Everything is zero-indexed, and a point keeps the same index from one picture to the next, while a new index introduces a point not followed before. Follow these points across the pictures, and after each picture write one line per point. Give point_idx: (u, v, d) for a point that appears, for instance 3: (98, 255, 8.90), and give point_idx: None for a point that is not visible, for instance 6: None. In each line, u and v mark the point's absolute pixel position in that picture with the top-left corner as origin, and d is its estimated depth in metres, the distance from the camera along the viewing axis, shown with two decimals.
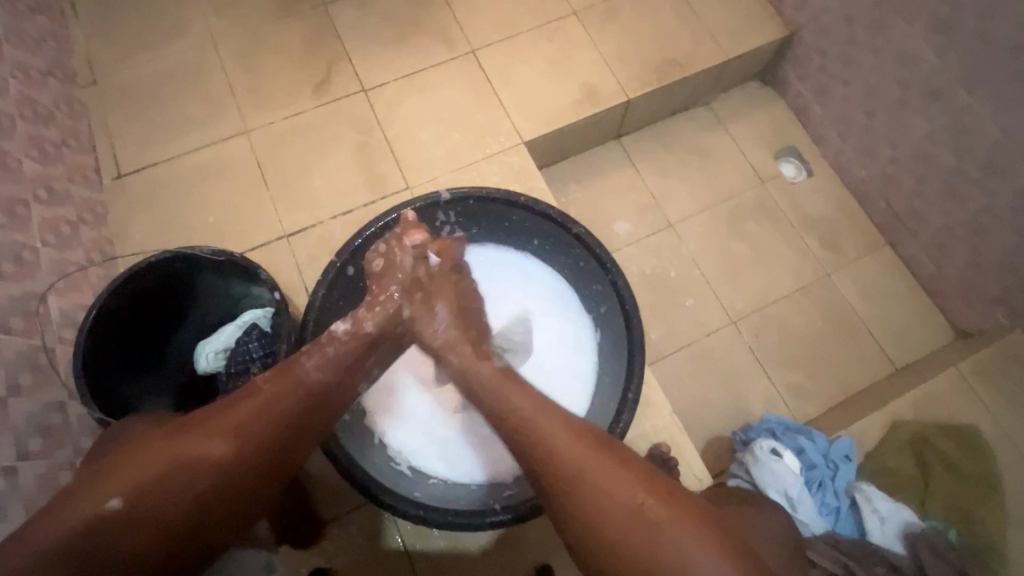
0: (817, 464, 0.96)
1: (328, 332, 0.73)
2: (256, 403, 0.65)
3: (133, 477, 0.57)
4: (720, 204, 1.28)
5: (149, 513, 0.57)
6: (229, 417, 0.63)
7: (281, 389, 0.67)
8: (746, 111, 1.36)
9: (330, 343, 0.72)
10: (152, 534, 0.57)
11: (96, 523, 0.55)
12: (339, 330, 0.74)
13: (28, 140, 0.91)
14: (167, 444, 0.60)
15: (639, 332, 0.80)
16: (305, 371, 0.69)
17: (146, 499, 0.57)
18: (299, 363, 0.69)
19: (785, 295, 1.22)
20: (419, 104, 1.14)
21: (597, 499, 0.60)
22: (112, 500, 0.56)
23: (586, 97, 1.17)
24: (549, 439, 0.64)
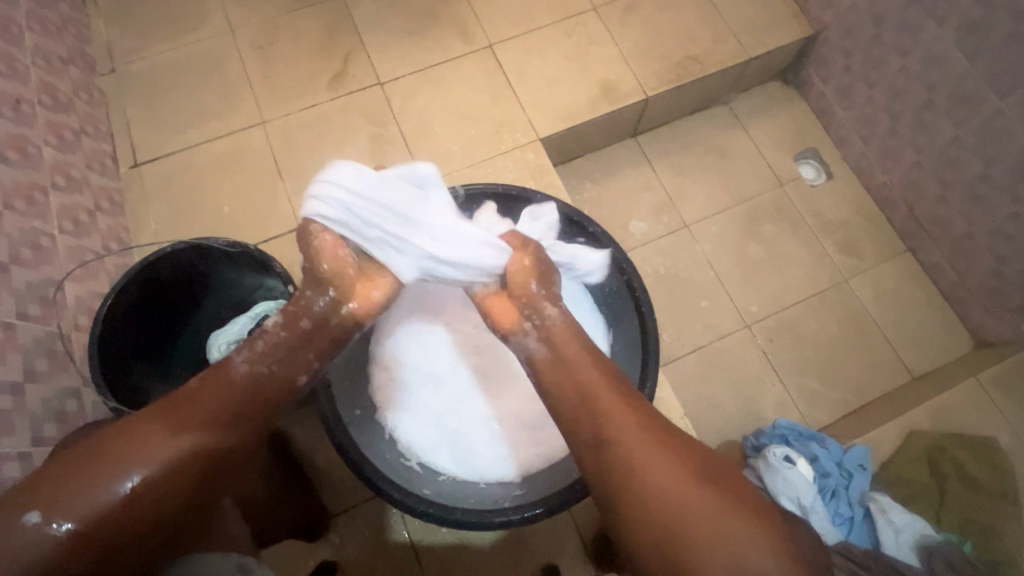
0: (831, 472, 0.95)
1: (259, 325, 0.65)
2: (186, 403, 0.59)
3: (53, 497, 0.51)
4: (736, 206, 1.26)
5: (76, 525, 0.51)
6: (159, 419, 0.57)
7: (214, 393, 0.60)
8: (766, 111, 1.34)
9: (262, 339, 0.64)
10: (81, 548, 0.52)
11: (14, 545, 0.49)
12: (269, 321, 0.66)
13: (48, 126, 0.92)
14: (94, 451, 0.54)
15: (654, 335, 0.79)
16: (233, 368, 0.62)
17: (73, 522, 0.51)
18: (229, 360, 0.63)
19: (801, 299, 1.20)
20: (434, 97, 1.13)
21: (711, 524, 0.54)
22: (30, 517, 0.50)
23: (604, 94, 1.16)
24: (646, 466, 0.57)
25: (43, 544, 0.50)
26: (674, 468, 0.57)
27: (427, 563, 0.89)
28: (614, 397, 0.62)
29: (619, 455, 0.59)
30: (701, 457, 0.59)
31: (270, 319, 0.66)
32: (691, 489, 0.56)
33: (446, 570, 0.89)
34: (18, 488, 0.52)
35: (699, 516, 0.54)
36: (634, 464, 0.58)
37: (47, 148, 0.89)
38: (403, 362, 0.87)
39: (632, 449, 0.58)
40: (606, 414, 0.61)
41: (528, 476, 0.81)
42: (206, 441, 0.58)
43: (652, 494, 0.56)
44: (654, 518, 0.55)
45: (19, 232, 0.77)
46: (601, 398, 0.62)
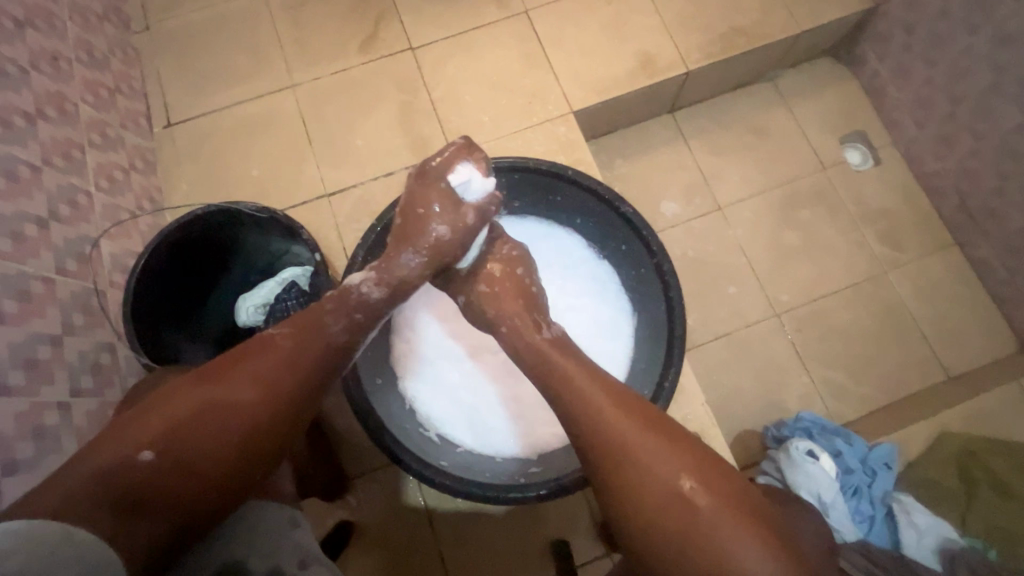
0: (854, 469, 0.92)
1: (357, 296, 0.66)
2: (280, 359, 0.60)
3: (160, 428, 0.53)
4: (773, 189, 1.21)
5: (187, 459, 0.53)
6: (253, 372, 0.59)
7: (305, 351, 0.62)
8: (812, 90, 1.27)
9: (361, 310, 0.66)
10: (191, 483, 0.53)
11: (126, 473, 0.51)
12: (357, 284, 0.67)
13: (84, 83, 0.92)
14: (197, 392, 0.56)
15: (681, 324, 0.77)
16: (332, 334, 0.64)
17: (176, 455, 0.53)
18: (325, 323, 0.64)
19: (836, 290, 1.15)
20: (465, 64, 1.10)
21: (717, 538, 0.52)
22: (145, 450, 0.52)
23: (642, 66, 1.11)
24: (648, 468, 0.56)
25: (147, 475, 0.52)
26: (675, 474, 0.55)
27: (439, 529, 0.91)
28: (602, 387, 0.61)
29: (616, 455, 0.57)
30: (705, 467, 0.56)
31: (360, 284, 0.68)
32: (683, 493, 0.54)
33: (459, 538, 0.91)
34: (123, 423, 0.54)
35: (702, 528, 0.53)
36: (631, 471, 0.56)
37: (84, 105, 0.90)
38: (419, 332, 0.88)
39: (633, 458, 0.56)
40: (597, 415, 0.59)
41: (543, 455, 0.81)
42: (298, 389, 0.60)
43: (646, 495, 0.55)
44: (648, 516, 0.55)
45: (57, 188, 0.78)
46: (593, 400, 0.60)
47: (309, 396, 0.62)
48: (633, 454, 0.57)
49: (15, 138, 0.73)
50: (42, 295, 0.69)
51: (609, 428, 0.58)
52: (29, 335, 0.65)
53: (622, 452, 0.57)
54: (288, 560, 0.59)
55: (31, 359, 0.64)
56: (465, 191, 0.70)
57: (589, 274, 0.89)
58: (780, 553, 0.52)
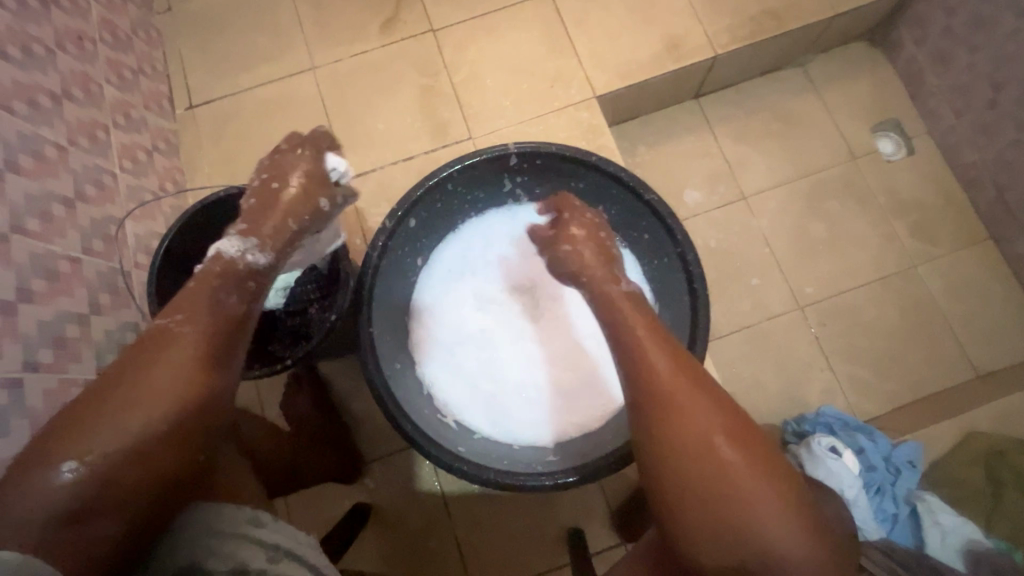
0: (877, 467, 0.90)
1: (246, 266, 0.59)
2: (184, 344, 0.53)
3: (80, 440, 0.47)
4: (800, 179, 1.18)
5: (121, 467, 0.49)
6: (164, 364, 0.52)
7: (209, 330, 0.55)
8: (844, 76, 1.22)
9: (254, 278, 0.60)
10: (129, 488, 0.49)
11: (50, 497, 0.45)
12: (234, 250, 0.60)
13: (108, 64, 0.93)
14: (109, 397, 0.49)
15: (705, 316, 0.75)
16: (224, 301, 0.57)
17: (103, 467, 0.48)
18: (216, 292, 0.57)
19: (862, 284, 1.12)
20: (487, 47, 1.08)
21: (745, 492, 0.53)
22: (65, 468, 0.46)
23: (668, 49, 1.08)
24: (688, 415, 0.56)
25: (75, 493, 0.46)
26: (713, 427, 0.55)
27: (455, 514, 0.91)
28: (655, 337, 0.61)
29: (657, 400, 0.57)
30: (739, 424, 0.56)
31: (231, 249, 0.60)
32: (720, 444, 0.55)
33: (474, 523, 0.91)
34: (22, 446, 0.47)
35: (733, 479, 0.53)
36: (670, 417, 0.56)
37: (108, 86, 0.91)
38: (433, 317, 0.88)
39: (673, 406, 0.57)
40: (646, 359, 0.60)
41: (560, 444, 0.81)
42: (218, 374, 0.55)
43: (682, 441, 0.55)
44: (681, 461, 0.55)
45: (83, 168, 0.79)
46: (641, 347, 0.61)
47: (230, 379, 0.57)
48: (675, 400, 0.57)
49: (42, 118, 0.74)
50: (69, 274, 0.70)
51: (652, 371, 0.59)
52: (57, 313, 0.66)
53: (662, 399, 0.57)
54: (254, 555, 0.54)
55: (59, 337, 0.65)
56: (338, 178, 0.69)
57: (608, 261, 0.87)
58: (798, 515, 0.53)
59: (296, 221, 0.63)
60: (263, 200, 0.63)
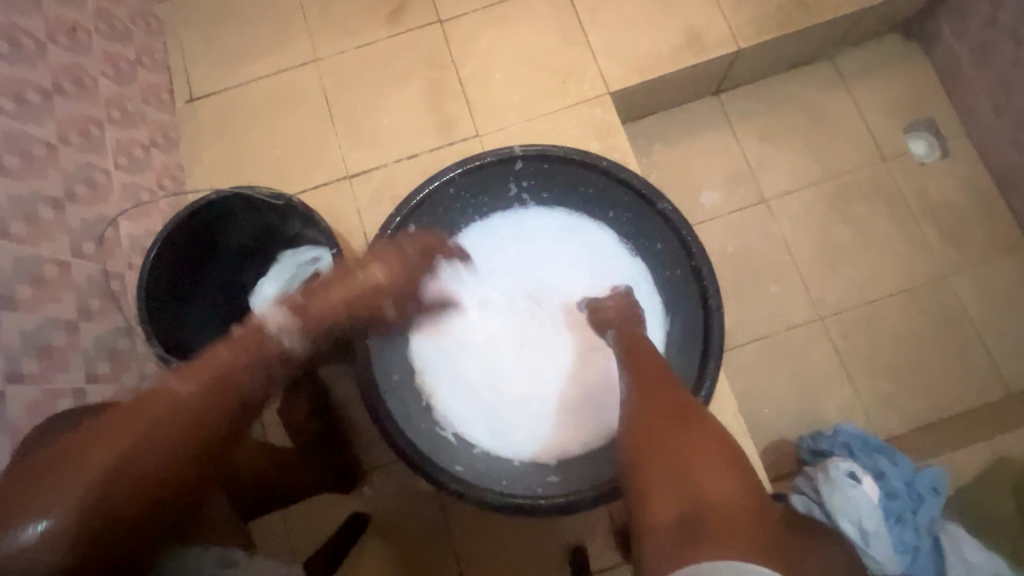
0: (898, 493, 0.84)
1: (278, 346, 0.63)
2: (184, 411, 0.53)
3: (53, 494, 0.45)
4: (825, 181, 1.11)
5: (87, 528, 0.46)
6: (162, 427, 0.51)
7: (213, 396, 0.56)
8: (877, 72, 1.15)
9: (278, 359, 0.63)
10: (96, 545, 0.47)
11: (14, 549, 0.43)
12: (275, 327, 0.64)
13: (104, 56, 0.90)
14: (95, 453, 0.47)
15: (719, 331, 0.73)
16: (235, 370, 0.58)
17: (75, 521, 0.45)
18: (227, 357, 0.59)
19: (888, 294, 1.07)
20: (497, 39, 1.03)
21: (693, 462, 0.52)
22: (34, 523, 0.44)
23: (689, 42, 1.02)
24: (649, 397, 0.61)
25: (36, 557, 0.44)
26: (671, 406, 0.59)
27: (454, 528, 0.89)
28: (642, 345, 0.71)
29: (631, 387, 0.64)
30: (687, 412, 0.58)
31: (272, 323, 0.64)
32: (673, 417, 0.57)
33: (473, 537, 0.89)
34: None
35: (683, 454, 0.53)
36: (636, 398, 0.62)
37: (103, 79, 0.88)
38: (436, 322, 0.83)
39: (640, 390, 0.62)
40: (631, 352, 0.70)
41: (563, 463, 0.77)
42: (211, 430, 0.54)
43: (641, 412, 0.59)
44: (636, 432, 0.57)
45: (74, 167, 0.76)
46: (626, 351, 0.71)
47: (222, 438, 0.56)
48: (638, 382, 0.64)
49: (31, 115, 0.71)
50: (57, 279, 0.67)
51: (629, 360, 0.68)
52: (43, 321, 0.64)
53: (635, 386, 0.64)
54: None
55: (46, 345, 0.63)
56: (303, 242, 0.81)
57: (616, 266, 0.83)
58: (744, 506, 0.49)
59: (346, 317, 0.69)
60: (335, 279, 0.69)
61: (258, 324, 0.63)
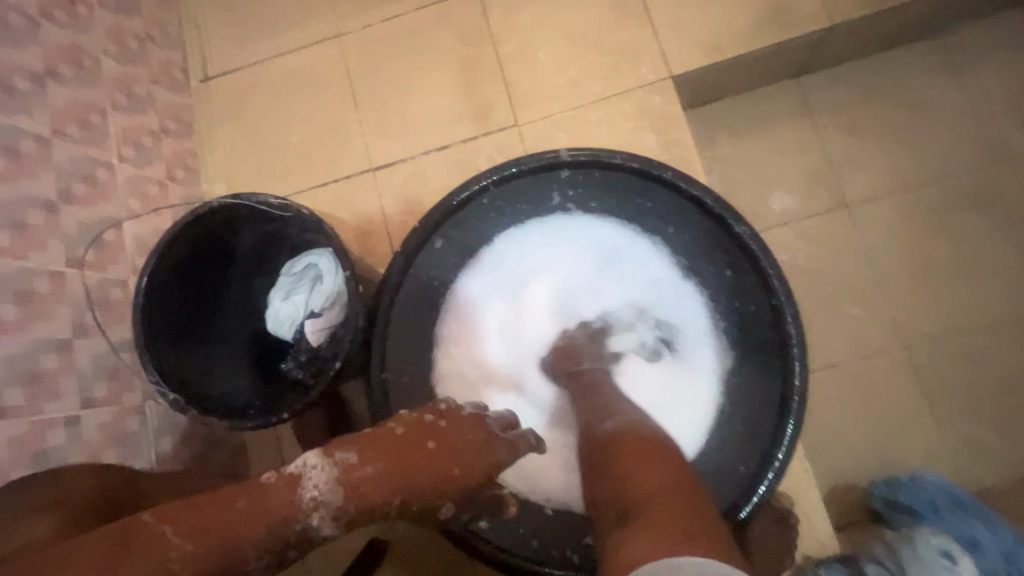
0: (994, 568, 0.74)
1: (298, 528, 0.40)
2: None
3: None
4: (923, 186, 0.95)
5: None
6: None
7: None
8: (998, 53, 0.96)
9: (296, 544, 0.41)
10: None
11: None
12: (309, 493, 0.41)
13: (109, 33, 0.81)
14: None
15: (801, 379, 0.62)
16: (258, 546, 0.38)
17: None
18: (263, 514, 0.39)
19: (992, 322, 0.91)
20: (543, 12, 0.89)
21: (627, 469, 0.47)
22: None
23: (772, 17, 0.85)
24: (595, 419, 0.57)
25: None
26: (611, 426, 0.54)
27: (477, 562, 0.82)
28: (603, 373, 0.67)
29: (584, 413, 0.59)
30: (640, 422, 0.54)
31: (310, 482, 0.42)
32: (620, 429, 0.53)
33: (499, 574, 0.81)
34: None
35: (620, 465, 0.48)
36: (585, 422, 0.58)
37: (107, 59, 0.80)
38: (457, 348, 0.73)
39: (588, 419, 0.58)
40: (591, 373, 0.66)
41: None
42: None
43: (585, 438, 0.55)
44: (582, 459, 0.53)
45: (70, 162, 0.69)
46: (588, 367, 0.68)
47: None
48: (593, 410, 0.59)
49: (20, 105, 0.64)
50: (48, 294, 0.61)
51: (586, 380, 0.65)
52: (30, 344, 0.57)
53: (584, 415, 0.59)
54: None
55: (33, 371, 0.57)
56: (318, 265, 0.72)
57: (660, 289, 0.71)
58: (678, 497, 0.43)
59: (403, 507, 0.45)
60: (400, 443, 0.46)
61: (295, 476, 0.42)
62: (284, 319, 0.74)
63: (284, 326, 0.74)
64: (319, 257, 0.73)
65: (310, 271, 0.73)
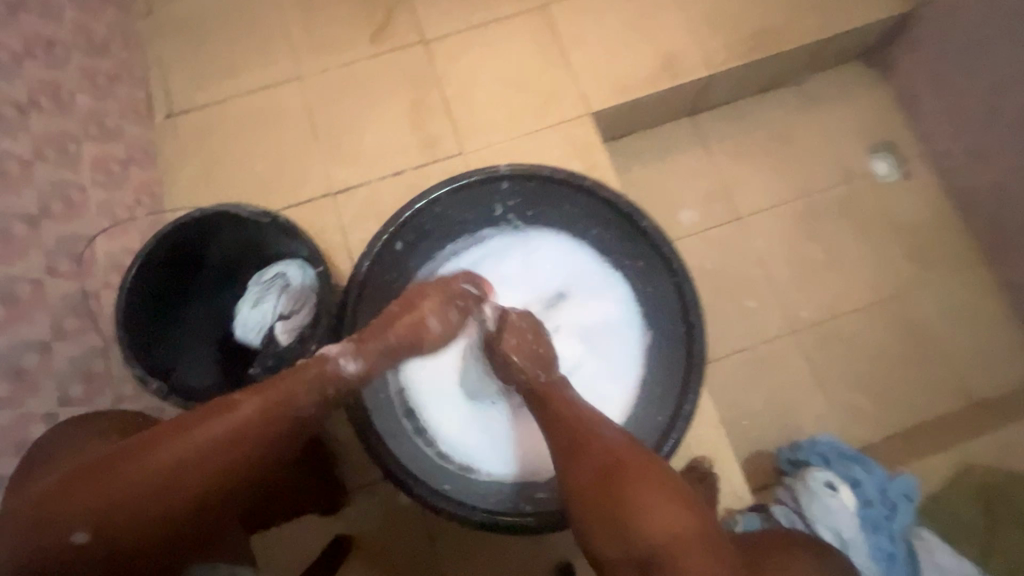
0: (874, 501, 0.88)
1: (332, 367, 0.63)
2: (236, 424, 0.56)
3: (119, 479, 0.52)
4: (796, 200, 1.16)
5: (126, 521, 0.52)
6: (214, 439, 0.55)
7: (272, 424, 0.57)
8: (841, 96, 1.21)
9: (332, 384, 0.62)
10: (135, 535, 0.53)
11: (59, 543, 0.51)
12: (334, 354, 0.64)
13: (81, 72, 0.88)
14: (166, 447, 0.54)
15: (701, 346, 0.74)
16: (297, 396, 0.59)
17: (114, 536, 0.52)
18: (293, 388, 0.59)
19: (859, 308, 1.11)
20: (480, 60, 1.05)
21: (642, 500, 0.55)
22: (78, 534, 0.51)
23: (666, 67, 1.06)
24: (584, 442, 0.61)
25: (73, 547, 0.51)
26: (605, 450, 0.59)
27: (440, 547, 0.87)
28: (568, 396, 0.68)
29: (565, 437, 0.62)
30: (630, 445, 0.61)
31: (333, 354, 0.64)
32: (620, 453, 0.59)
33: (464, 560, 0.86)
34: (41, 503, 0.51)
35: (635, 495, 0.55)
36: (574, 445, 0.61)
37: (80, 94, 0.86)
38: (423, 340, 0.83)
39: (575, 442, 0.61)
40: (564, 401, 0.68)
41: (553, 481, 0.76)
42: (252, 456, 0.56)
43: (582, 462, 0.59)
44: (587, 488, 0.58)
45: (49, 184, 0.74)
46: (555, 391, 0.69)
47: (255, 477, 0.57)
48: (577, 433, 0.62)
49: None
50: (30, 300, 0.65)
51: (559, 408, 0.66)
52: None
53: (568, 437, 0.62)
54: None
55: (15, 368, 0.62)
56: (287, 275, 0.79)
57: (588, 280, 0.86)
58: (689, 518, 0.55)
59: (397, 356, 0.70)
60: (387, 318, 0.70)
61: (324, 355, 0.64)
62: (253, 326, 0.80)
63: (253, 331, 0.80)
64: (288, 268, 0.80)
65: (280, 281, 0.80)
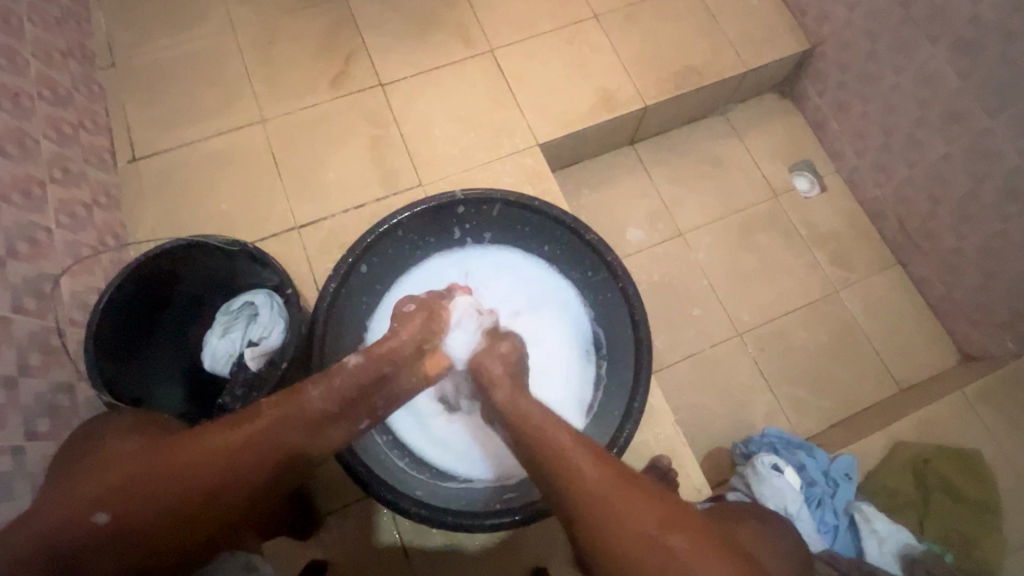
0: (817, 481, 0.97)
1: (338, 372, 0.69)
2: (255, 427, 0.63)
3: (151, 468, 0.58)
4: (730, 215, 1.28)
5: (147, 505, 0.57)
6: (237, 436, 0.62)
7: (286, 424, 0.64)
8: (761, 123, 1.36)
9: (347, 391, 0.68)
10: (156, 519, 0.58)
11: (78, 526, 0.55)
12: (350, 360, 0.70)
13: (46, 120, 0.92)
14: (192, 444, 0.60)
15: (645, 343, 0.80)
16: (308, 400, 0.66)
17: (130, 522, 0.57)
18: (305, 391, 0.66)
19: (793, 309, 1.22)
20: (435, 100, 1.14)
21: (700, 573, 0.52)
22: (100, 514, 0.56)
23: (604, 101, 1.17)
24: (620, 520, 0.55)
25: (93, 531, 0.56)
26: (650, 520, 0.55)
27: (416, 564, 0.88)
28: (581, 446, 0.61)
29: (599, 514, 0.56)
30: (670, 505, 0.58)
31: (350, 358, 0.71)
32: (668, 526, 0.55)
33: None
34: (75, 484, 0.57)
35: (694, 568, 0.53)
36: (608, 516, 0.56)
37: (45, 141, 0.90)
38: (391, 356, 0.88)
39: (614, 516, 0.56)
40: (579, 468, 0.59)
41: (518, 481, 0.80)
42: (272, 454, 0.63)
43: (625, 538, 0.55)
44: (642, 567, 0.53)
45: (15, 226, 0.76)
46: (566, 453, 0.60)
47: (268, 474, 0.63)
48: (610, 511, 0.56)
49: None
50: None
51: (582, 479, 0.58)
52: None
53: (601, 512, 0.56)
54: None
55: None
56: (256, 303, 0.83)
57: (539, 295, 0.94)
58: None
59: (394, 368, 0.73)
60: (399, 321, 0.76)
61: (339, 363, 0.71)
62: (221, 355, 0.82)
63: (221, 360, 0.82)
64: (257, 296, 0.83)
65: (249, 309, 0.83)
